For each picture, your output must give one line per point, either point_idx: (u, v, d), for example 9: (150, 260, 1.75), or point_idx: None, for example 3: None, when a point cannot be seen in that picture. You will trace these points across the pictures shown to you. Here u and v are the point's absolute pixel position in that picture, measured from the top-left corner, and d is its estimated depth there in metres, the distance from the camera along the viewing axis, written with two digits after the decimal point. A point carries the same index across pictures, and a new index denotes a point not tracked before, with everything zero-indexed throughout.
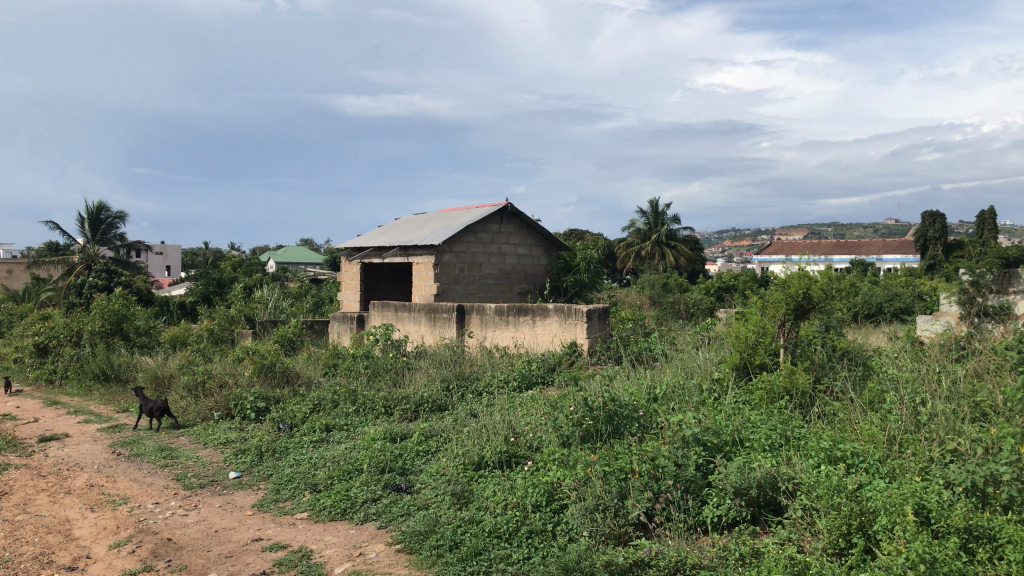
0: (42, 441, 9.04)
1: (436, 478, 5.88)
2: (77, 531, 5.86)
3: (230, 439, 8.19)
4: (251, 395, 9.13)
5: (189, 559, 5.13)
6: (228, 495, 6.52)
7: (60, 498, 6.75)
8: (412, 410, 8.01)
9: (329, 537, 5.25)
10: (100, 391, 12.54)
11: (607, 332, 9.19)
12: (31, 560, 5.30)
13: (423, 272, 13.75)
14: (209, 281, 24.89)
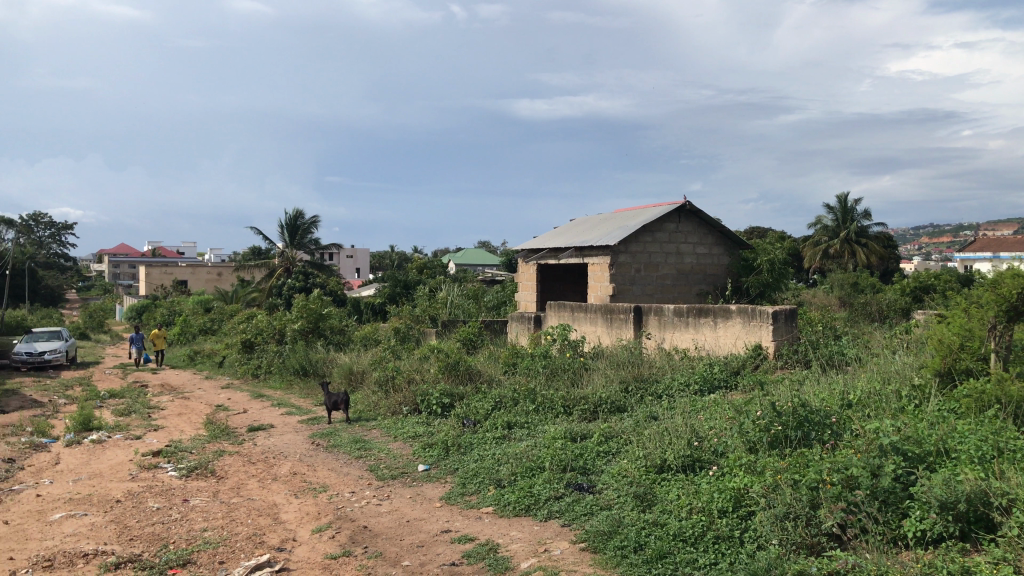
0: (251, 431, 9.82)
1: (618, 479, 5.89)
2: (284, 515, 6.32)
3: (418, 433, 8.55)
4: (437, 391, 9.48)
5: (384, 546, 5.40)
6: (417, 487, 6.83)
7: (268, 483, 7.31)
8: (592, 411, 8.07)
9: (515, 533, 5.38)
10: (299, 385, 13.46)
11: (795, 334, 8.83)
12: (246, 540, 5.76)
13: (600, 273, 13.77)
14: (396, 283, 26.08)
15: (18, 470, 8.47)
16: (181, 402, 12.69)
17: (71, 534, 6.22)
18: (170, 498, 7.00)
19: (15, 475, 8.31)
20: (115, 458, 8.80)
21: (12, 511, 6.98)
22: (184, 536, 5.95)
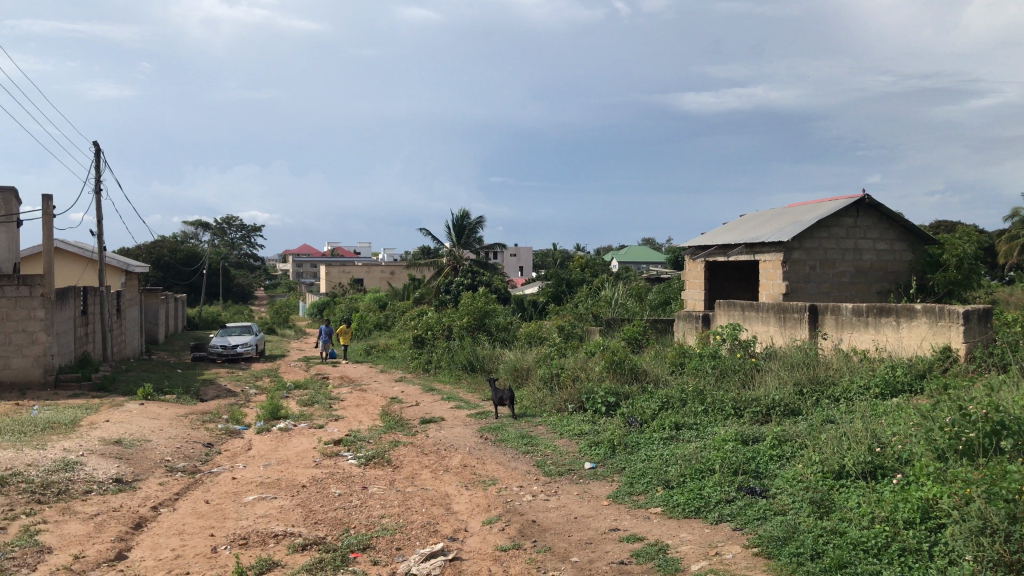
0: (423, 423, 10.20)
1: (793, 484, 5.69)
2: (456, 505, 6.53)
3: (584, 430, 8.60)
4: (602, 389, 9.49)
5: (553, 541, 5.48)
6: (584, 484, 6.87)
7: (440, 474, 7.56)
8: (764, 414, 7.83)
9: (684, 534, 5.32)
10: (467, 380, 13.84)
11: (990, 335, 8.20)
12: (420, 528, 6.00)
13: (772, 271, 13.32)
14: (560, 281, 26.27)
15: (216, 454, 9.21)
16: (358, 394, 13.34)
17: (263, 515, 6.69)
18: (350, 485, 7.39)
19: (214, 458, 9.04)
20: (300, 445, 9.38)
21: (211, 491, 7.59)
22: (364, 521, 6.26)
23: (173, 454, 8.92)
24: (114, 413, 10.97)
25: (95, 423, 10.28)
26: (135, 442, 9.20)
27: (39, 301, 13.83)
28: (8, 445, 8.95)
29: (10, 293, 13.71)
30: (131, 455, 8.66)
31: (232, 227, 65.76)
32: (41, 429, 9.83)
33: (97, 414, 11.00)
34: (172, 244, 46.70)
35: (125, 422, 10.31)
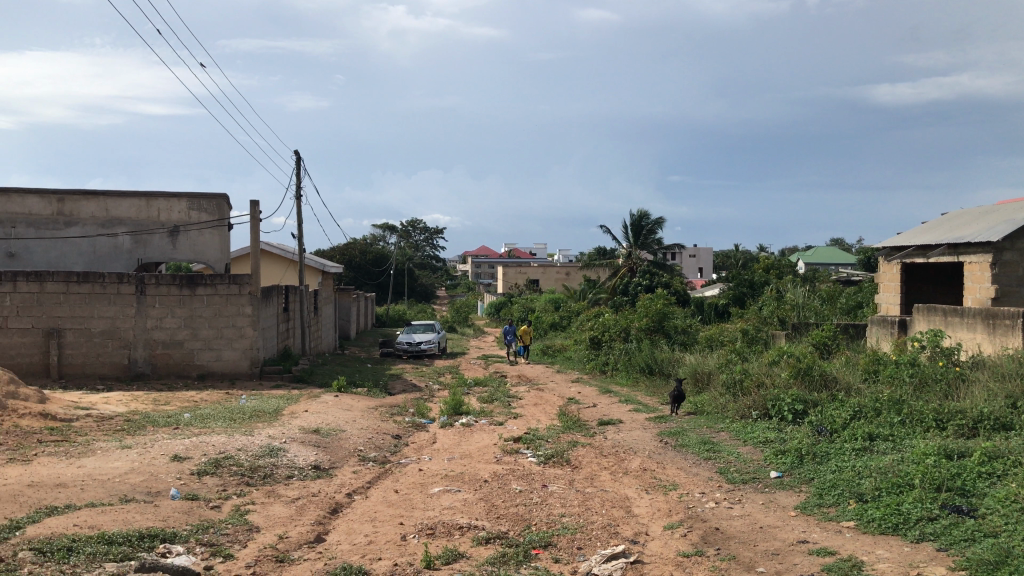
0: (602, 425, 10.21)
1: (1006, 505, 5.25)
2: (637, 509, 6.50)
3: (769, 438, 8.31)
4: (789, 396, 9.14)
5: (738, 550, 5.34)
6: (770, 493, 6.64)
7: (620, 477, 7.55)
8: (970, 427, 7.28)
9: (882, 551, 5.03)
10: (646, 383, 13.72)
11: None
12: (601, 528, 6.03)
13: (979, 273, 12.34)
14: (742, 283, 25.47)
15: (404, 446, 9.63)
16: (536, 393, 13.55)
17: (449, 507, 6.94)
18: (531, 482, 7.52)
19: (402, 450, 9.46)
20: (482, 441, 9.64)
21: (400, 481, 7.95)
22: (545, 519, 6.36)
23: (364, 444, 9.42)
24: (312, 403, 11.73)
25: (296, 412, 11.02)
26: (330, 431, 9.79)
27: (247, 298, 15.05)
28: (220, 430, 9.78)
29: (223, 291, 14.95)
30: (327, 444, 9.23)
31: (416, 229, 68.39)
32: (248, 417, 10.67)
33: (296, 404, 11.80)
34: (362, 245, 49.31)
35: (321, 412, 10.99)
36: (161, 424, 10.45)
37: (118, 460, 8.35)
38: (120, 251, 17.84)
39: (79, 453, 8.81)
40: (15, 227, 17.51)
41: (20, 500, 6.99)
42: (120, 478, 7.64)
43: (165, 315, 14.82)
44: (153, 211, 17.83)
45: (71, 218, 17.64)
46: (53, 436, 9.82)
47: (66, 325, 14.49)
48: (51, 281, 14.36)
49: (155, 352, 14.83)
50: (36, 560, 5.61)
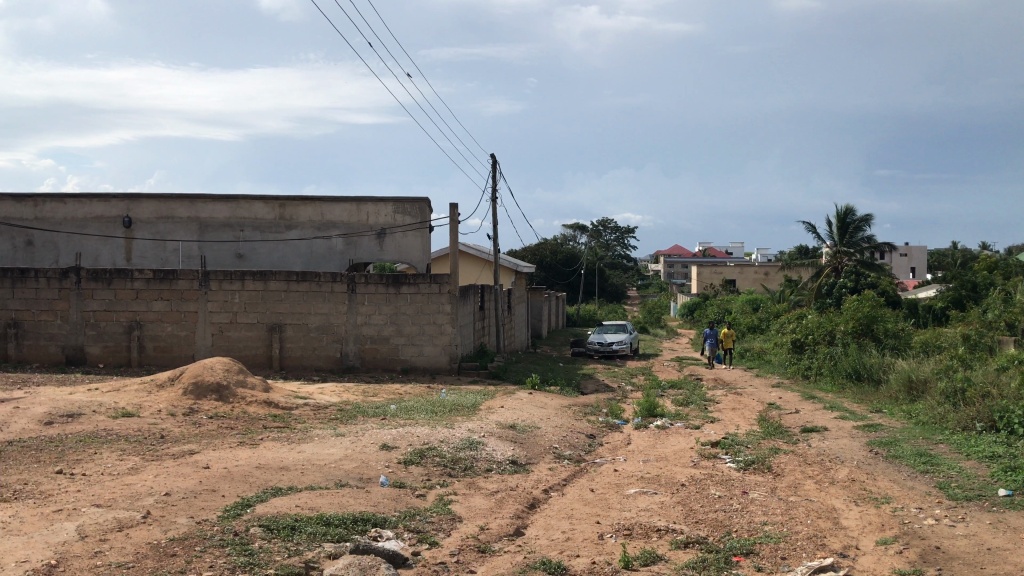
0: (806, 432, 9.79)
1: None
2: (845, 521, 6.18)
3: (996, 454, 7.64)
4: (1020, 408, 8.36)
5: (962, 572, 4.96)
6: (998, 513, 6.11)
7: (826, 487, 7.21)
8: None
9: None
10: (852, 391, 13.01)
11: None
12: (807, 540, 5.78)
13: None
14: (962, 284, 23.49)
15: (599, 446, 9.68)
16: (734, 398, 13.18)
17: (646, 508, 6.90)
18: (730, 488, 7.34)
19: (597, 450, 9.52)
20: (678, 444, 9.51)
21: (596, 481, 8.00)
22: (746, 526, 6.19)
23: (560, 442, 9.55)
24: (508, 400, 12.04)
25: (493, 408, 11.36)
26: (526, 428, 10.01)
27: (447, 297, 15.66)
28: (423, 423, 10.25)
29: (425, 289, 15.64)
30: (524, 440, 9.44)
31: (607, 228, 68.49)
32: (449, 411, 11.11)
33: (493, 400, 12.15)
34: (554, 245, 50.02)
35: (517, 408, 11.26)
36: (370, 415, 11.10)
37: (332, 447, 8.96)
38: (333, 253, 19.10)
39: (299, 439, 9.52)
40: (242, 230, 19.09)
41: (250, 480, 7.66)
42: (335, 464, 8.20)
43: (372, 312, 15.71)
44: (363, 214, 18.95)
45: (291, 222, 19.08)
46: (276, 423, 10.69)
47: (286, 320, 15.68)
48: (273, 279, 15.59)
49: (364, 347, 15.75)
50: (265, 535, 6.15)
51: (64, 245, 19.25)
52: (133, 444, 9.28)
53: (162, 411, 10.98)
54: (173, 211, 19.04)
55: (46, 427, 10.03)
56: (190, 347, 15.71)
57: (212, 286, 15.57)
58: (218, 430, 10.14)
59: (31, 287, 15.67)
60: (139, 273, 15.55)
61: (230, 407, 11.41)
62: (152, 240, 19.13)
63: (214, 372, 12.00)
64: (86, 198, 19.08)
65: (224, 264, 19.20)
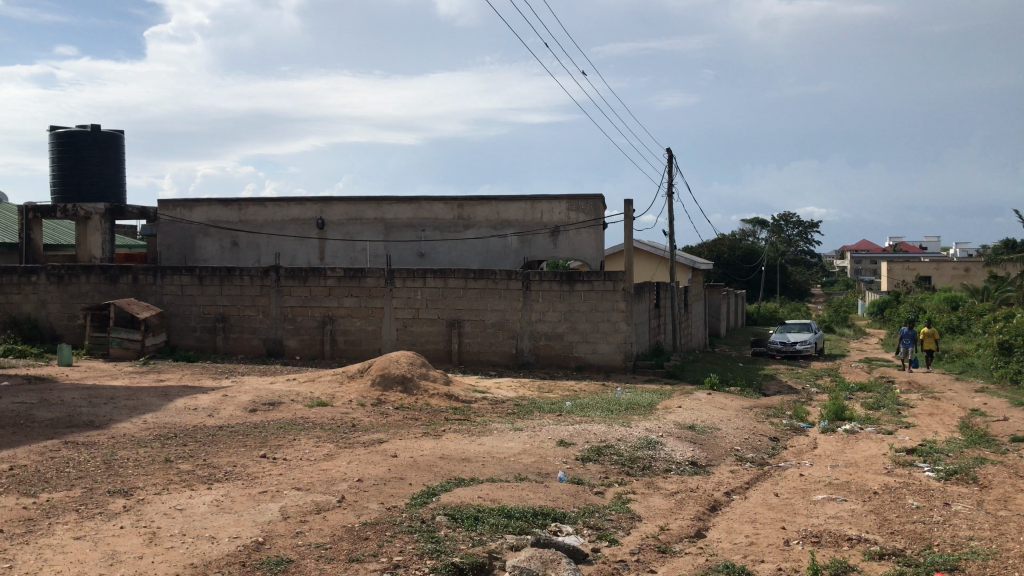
0: (1016, 442, 9.00)
1: None
2: None
3: None
4: None
5: None
6: None
7: None
8: None
9: None
10: None
11: None
12: (1020, 558, 5.31)
13: None
14: None
15: (782, 449, 9.34)
16: (931, 402, 12.32)
17: (836, 516, 6.59)
18: (930, 499, 6.87)
19: (780, 453, 9.18)
20: (870, 450, 9.01)
21: (781, 485, 7.72)
22: (948, 539, 5.78)
23: (741, 444, 9.30)
24: (686, 400, 11.85)
25: (670, 407, 11.22)
26: (706, 429, 9.81)
27: (621, 295, 15.59)
28: (600, 420, 10.27)
29: (599, 287, 15.64)
30: (703, 440, 9.26)
31: (789, 224, 66.10)
32: (626, 409, 11.08)
33: (671, 399, 11.99)
34: (733, 241, 48.75)
35: (695, 409, 11.05)
36: (547, 411, 11.24)
37: (512, 441, 9.15)
38: (509, 251, 19.49)
39: (479, 432, 9.78)
40: (423, 230, 19.84)
41: (435, 470, 7.95)
42: (516, 458, 8.36)
43: (547, 309, 15.88)
44: (538, 212, 19.21)
45: (469, 221, 19.65)
46: (458, 415, 11.04)
47: (465, 316, 16.15)
48: (452, 277, 16.11)
49: (539, 343, 15.96)
50: (450, 524, 6.37)
51: (265, 246, 20.74)
52: (327, 432, 9.87)
53: (353, 401, 11.62)
54: (361, 213, 20.07)
55: (251, 414, 10.86)
56: (376, 341, 16.52)
57: (396, 283, 16.28)
58: (404, 421, 10.60)
59: (237, 284, 16.99)
60: (330, 272, 16.50)
61: (414, 398, 11.90)
62: (342, 241, 20.25)
63: (399, 365, 12.54)
64: (284, 202, 20.47)
65: (407, 263, 20.03)
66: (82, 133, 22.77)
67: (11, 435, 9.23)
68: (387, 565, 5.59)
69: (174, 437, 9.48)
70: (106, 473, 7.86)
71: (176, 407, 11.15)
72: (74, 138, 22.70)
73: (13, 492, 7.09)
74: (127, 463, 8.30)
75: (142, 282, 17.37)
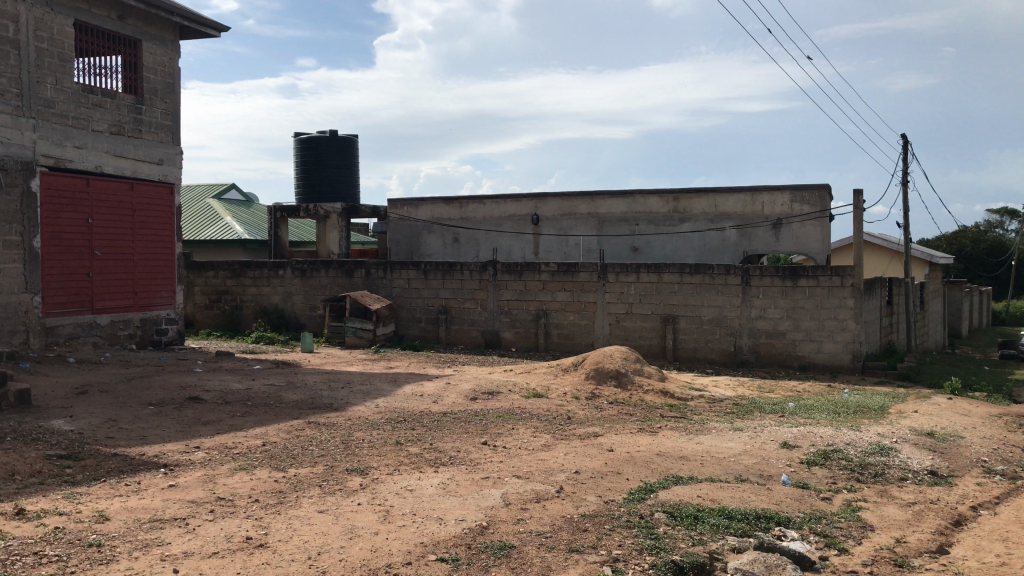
0: None
1: None
2: None
3: None
4: None
5: None
6: None
7: None
8: None
9: None
10: None
11: None
12: None
13: None
14: None
15: None
16: None
17: None
18: None
19: None
20: None
21: None
22: None
23: (989, 455, 8.50)
24: (922, 404, 11.00)
25: (905, 412, 10.45)
26: (947, 436, 9.06)
27: (850, 291, 14.73)
28: (825, 422, 9.76)
29: (825, 282, 14.87)
30: (945, 449, 8.56)
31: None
32: (854, 412, 10.45)
33: (905, 403, 11.18)
34: (976, 233, 44.72)
35: (933, 414, 10.24)
36: (767, 411, 10.84)
37: (731, 440, 8.92)
38: (727, 244, 18.96)
39: (697, 430, 9.61)
40: (638, 224, 19.73)
41: (652, 466, 7.90)
42: (736, 458, 8.15)
43: (768, 306, 15.30)
44: (758, 205, 18.61)
45: (684, 215, 19.32)
46: (673, 413, 10.90)
47: (680, 312, 15.91)
48: (667, 272, 15.92)
49: (759, 341, 15.40)
50: (668, 521, 6.32)
51: (483, 241, 21.49)
52: (544, 423, 10.07)
53: (568, 394, 11.79)
54: (575, 208, 20.29)
55: (471, 402, 11.31)
56: (590, 335, 16.66)
57: (610, 278, 16.34)
58: (620, 415, 10.63)
59: (458, 278, 17.74)
60: (546, 266, 16.83)
61: (629, 394, 11.89)
62: (557, 236, 20.58)
63: (613, 360, 12.58)
64: (502, 198, 21.10)
65: (621, 258, 20.00)
66: (322, 138, 24.74)
67: (264, 414, 10.18)
68: (607, 558, 5.62)
69: (403, 421, 10.07)
70: (345, 452, 8.49)
71: (404, 393, 11.83)
72: (315, 143, 24.71)
73: (266, 466, 7.83)
74: (363, 444, 8.92)
75: (374, 275, 18.59)
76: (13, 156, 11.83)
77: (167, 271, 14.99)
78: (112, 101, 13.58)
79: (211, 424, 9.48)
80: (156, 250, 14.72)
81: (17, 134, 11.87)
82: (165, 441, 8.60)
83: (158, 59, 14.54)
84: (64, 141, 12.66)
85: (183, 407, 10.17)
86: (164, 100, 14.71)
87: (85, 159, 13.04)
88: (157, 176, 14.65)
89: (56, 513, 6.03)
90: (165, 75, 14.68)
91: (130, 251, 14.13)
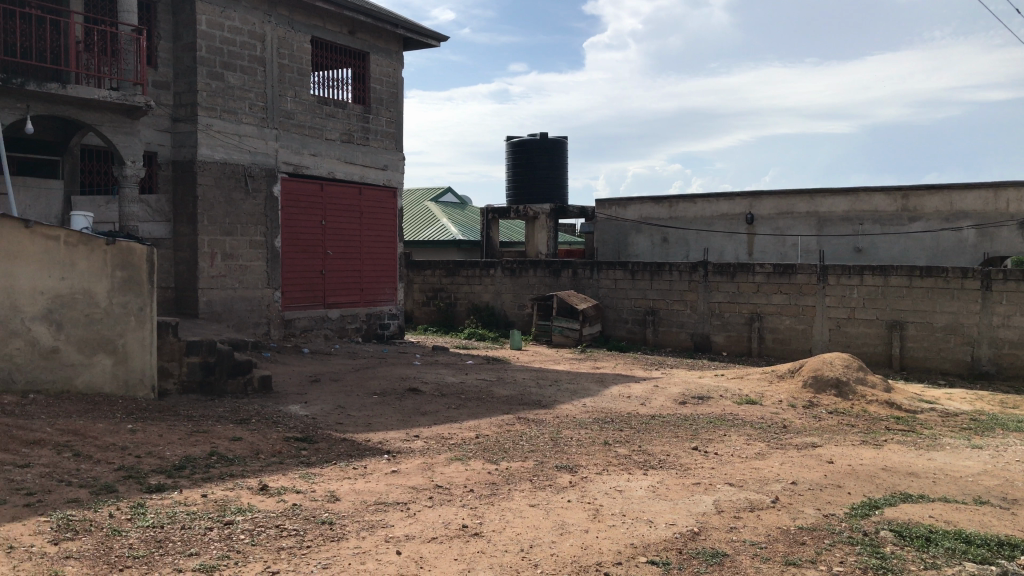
0: None
1: None
2: None
3: None
4: None
5: None
6: None
7: None
8: None
9: None
10: None
11: None
12: None
13: None
14: None
15: None
16: None
17: None
18: None
19: None
20: None
21: None
22: None
23: None
24: None
25: None
26: None
27: None
28: None
29: None
30: None
31: None
32: None
33: None
34: None
35: None
36: (1011, 429, 9.86)
37: (968, 459, 8.20)
38: (964, 245, 17.51)
39: (928, 446, 8.91)
40: (862, 223, 18.61)
41: (877, 481, 7.43)
42: (973, 478, 7.49)
43: (1013, 313, 13.93)
44: (1001, 202, 17.12)
45: (915, 214, 18.01)
46: (900, 426, 10.17)
47: (910, 318, 14.83)
48: (895, 275, 14.91)
49: (1001, 352, 14.04)
50: (897, 541, 5.91)
51: (694, 241, 21.06)
52: (758, 431, 9.73)
53: (783, 402, 11.32)
54: (793, 206, 19.46)
55: (680, 406, 11.14)
56: (807, 341, 15.89)
57: (830, 280, 15.55)
58: (840, 426, 10.07)
59: (666, 279, 17.53)
60: (761, 267, 16.29)
61: (850, 404, 11.24)
62: (772, 236, 19.80)
63: (834, 368, 11.94)
64: (714, 197, 20.64)
65: (843, 259, 18.93)
66: (533, 141, 25.30)
67: (477, 407, 10.58)
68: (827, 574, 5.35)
69: (611, 422, 10.09)
70: (554, 449, 8.64)
71: (612, 394, 11.86)
72: (527, 146, 25.30)
73: (480, 458, 8.12)
74: (572, 442, 9.04)
75: (582, 275, 18.76)
76: (259, 163, 13.00)
77: (390, 270, 15.91)
78: (344, 110, 14.63)
79: (429, 415, 9.97)
80: (381, 250, 15.68)
81: (262, 143, 13.05)
82: (388, 429, 9.13)
83: (384, 70, 15.48)
84: (302, 149, 13.78)
85: (403, 398, 10.76)
86: (389, 109, 15.65)
87: (320, 165, 14.12)
88: (382, 180, 15.64)
89: (294, 491, 6.58)
90: (390, 85, 15.60)
91: (358, 251, 15.13)
